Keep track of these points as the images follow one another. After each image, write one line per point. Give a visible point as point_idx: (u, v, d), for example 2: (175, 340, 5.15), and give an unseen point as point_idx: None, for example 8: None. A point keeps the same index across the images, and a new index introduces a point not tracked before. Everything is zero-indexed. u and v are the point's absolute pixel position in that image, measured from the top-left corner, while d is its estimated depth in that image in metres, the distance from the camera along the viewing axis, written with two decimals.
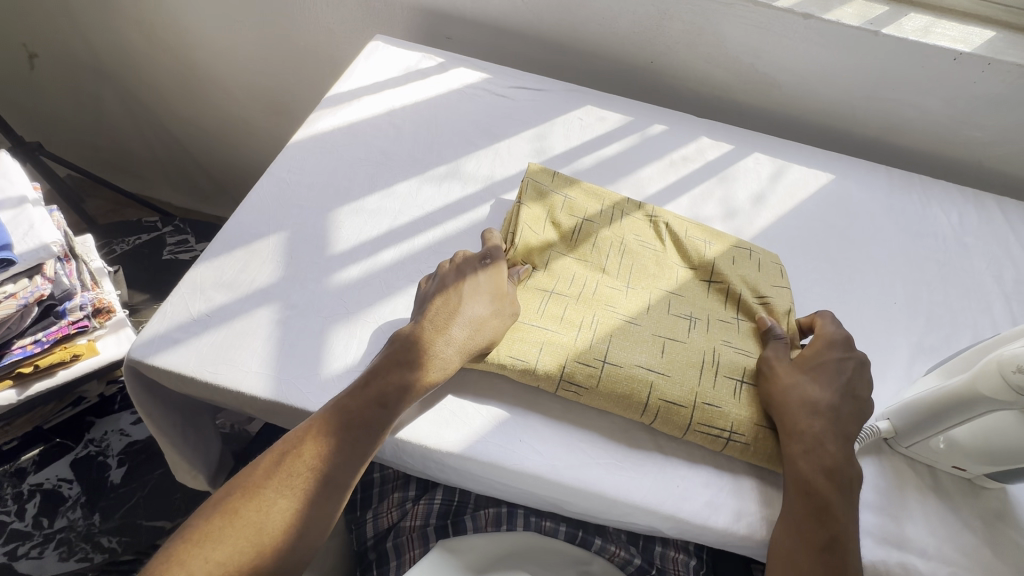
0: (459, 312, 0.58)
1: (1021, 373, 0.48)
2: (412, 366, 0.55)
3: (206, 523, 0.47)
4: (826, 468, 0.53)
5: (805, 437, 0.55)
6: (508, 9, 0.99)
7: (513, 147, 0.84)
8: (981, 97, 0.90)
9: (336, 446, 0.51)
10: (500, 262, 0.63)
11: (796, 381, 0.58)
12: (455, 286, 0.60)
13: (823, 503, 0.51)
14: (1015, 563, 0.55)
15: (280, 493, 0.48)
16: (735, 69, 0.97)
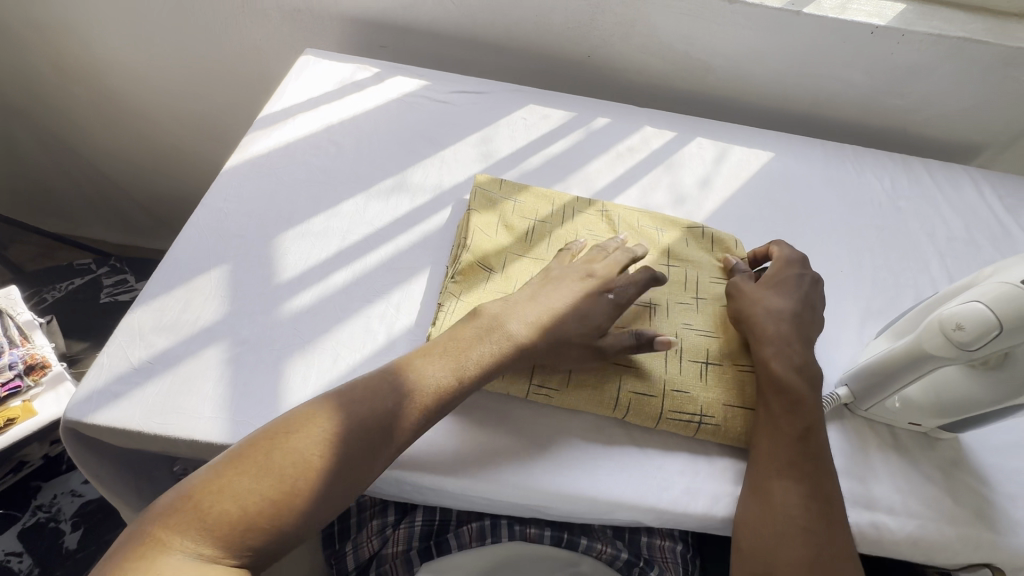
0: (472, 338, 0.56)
1: (961, 331, 0.48)
2: (507, 344, 0.56)
3: (266, 456, 0.44)
4: (794, 365, 0.58)
5: (773, 340, 0.60)
6: (439, 13, 0.98)
7: (459, 153, 0.83)
8: (899, 67, 0.95)
9: (405, 408, 0.50)
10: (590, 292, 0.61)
11: (759, 294, 0.64)
12: (515, 307, 0.59)
13: (795, 399, 0.56)
14: (974, 507, 0.58)
15: (344, 446, 0.47)
16: (671, 58, 0.98)
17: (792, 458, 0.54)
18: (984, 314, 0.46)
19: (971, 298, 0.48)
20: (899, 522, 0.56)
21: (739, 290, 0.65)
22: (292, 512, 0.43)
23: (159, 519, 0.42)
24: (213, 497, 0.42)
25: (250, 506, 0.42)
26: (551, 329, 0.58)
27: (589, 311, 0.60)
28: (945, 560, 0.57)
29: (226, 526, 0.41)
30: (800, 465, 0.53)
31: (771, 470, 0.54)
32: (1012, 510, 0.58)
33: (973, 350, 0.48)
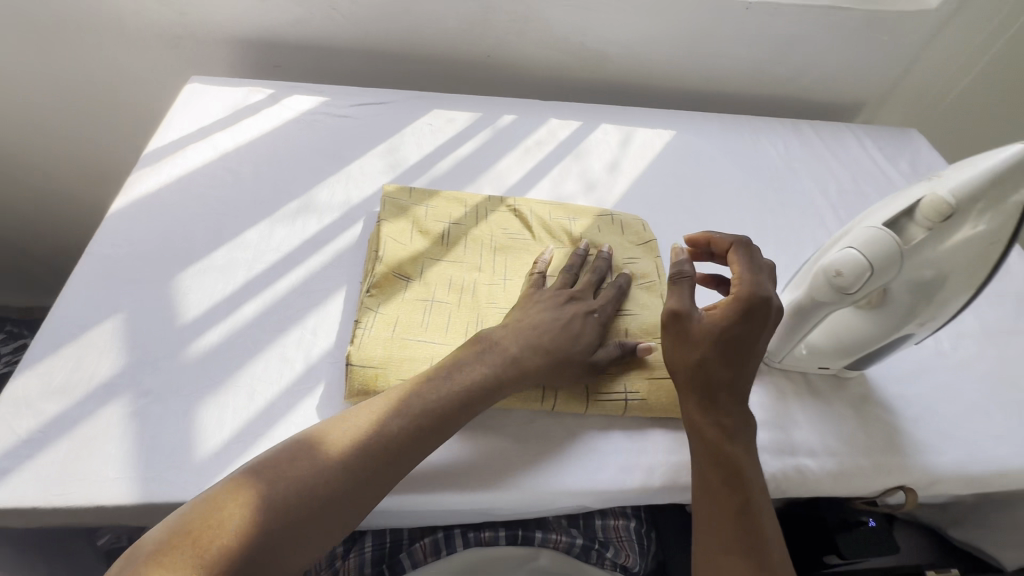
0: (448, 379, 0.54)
1: (840, 276, 0.51)
2: (510, 364, 0.56)
3: (269, 484, 0.45)
4: (727, 429, 0.53)
5: (705, 407, 0.54)
6: (330, 27, 0.96)
7: (366, 166, 0.81)
8: (777, 38, 1.01)
9: (411, 429, 0.50)
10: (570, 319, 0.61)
11: (700, 348, 0.54)
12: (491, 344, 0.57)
13: (731, 468, 0.52)
14: (884, 436, 0.63)
15: (351, 472, 0.47)
16: (568, 49, 1.00)
17: (737, 530, 0.50)
18: (855, 257, 0.49)
19: (844, 243, 0.51)
20: (820, 463, 0.60)
21: (683, 337, 0.54)
22: (286, 543, 0.43)
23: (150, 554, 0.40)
24: (211, 529, 0.41)
25: (247, 538, 0.42)
26: (548, 352, 0.58)
27: (579, 330, 0.60)
28: (864, 489, 0.61)
29: (220, 559, 0.40)
30: (746, 539, 0.49)
31: (716, 544, 0.49)
32: (915, 432, 0.64)
33: (853, 291, 0.51)
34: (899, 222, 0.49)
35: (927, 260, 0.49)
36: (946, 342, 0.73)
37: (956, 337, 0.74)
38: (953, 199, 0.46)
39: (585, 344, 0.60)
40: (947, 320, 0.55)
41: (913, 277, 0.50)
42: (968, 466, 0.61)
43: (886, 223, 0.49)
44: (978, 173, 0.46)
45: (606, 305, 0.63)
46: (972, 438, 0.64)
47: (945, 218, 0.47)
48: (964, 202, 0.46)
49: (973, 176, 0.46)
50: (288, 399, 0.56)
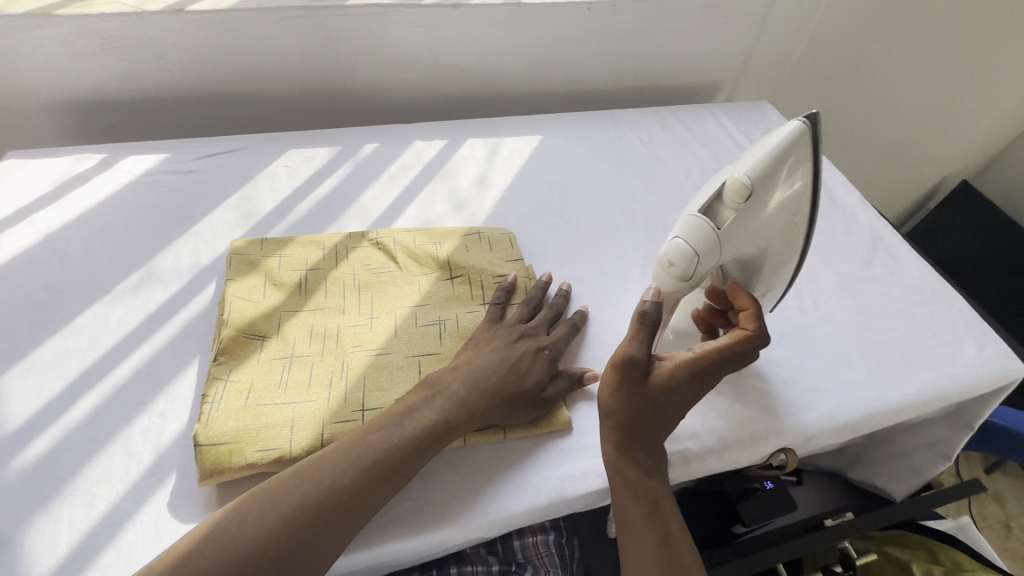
0: (401, 427, 0.52)
1: (674, 266, 0.51)
2: (458, 407, 0.54)
3: (211, 551, 0.44)
4: (646, 461, 0.53)
5: (625, 449, 0.53)
6: (163, 79, 0.90)
7: (216, 222, 0.77)
8: (625, 33, 1.04)
9: (362, 482, 0.49)
10: (522, 356, 0.59)
11: (627, 404, 0.53)
12: (447, 386, 0.55)
13: (649, 499, 0.52)
14: (759, 403, 0.65)
15: (298, 532, 0.45)
16: (424, 69, 0.99)
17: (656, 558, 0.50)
18: (683, 250, 0.50)
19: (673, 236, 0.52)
20: (703, 443, 0.61)
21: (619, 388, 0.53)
22: None
23: None
24: None
25: None
26: (496, 394, 0.56)
27: (528, 367, 0.59)
28: (748, 458, 0.64)
29: None
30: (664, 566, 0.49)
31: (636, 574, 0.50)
32: (786, 394, 0.67)
33: (689, 278, 0.52)
34: (713, 207, 0.50)
35: (745, 238, 0.51)
36: (808, 300, 0.77)
37: (817, 293, 0.78)
38: (750, 182, 0.47)
39: (538, 382, 0.58)
40: (782, 283, 0.58)
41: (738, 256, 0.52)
42: (836, 416, 0.65)
43: (702, 211, 0.50)
44: (766, 152, 0.47)
45: (558, 339, 0.63)
46: (837, 388, 0.68)
47: (748, 199, 0.48)
48: (761, 180, 0.48)
49: (762, 156, 0.47)
50: (135, 498, 0.51)
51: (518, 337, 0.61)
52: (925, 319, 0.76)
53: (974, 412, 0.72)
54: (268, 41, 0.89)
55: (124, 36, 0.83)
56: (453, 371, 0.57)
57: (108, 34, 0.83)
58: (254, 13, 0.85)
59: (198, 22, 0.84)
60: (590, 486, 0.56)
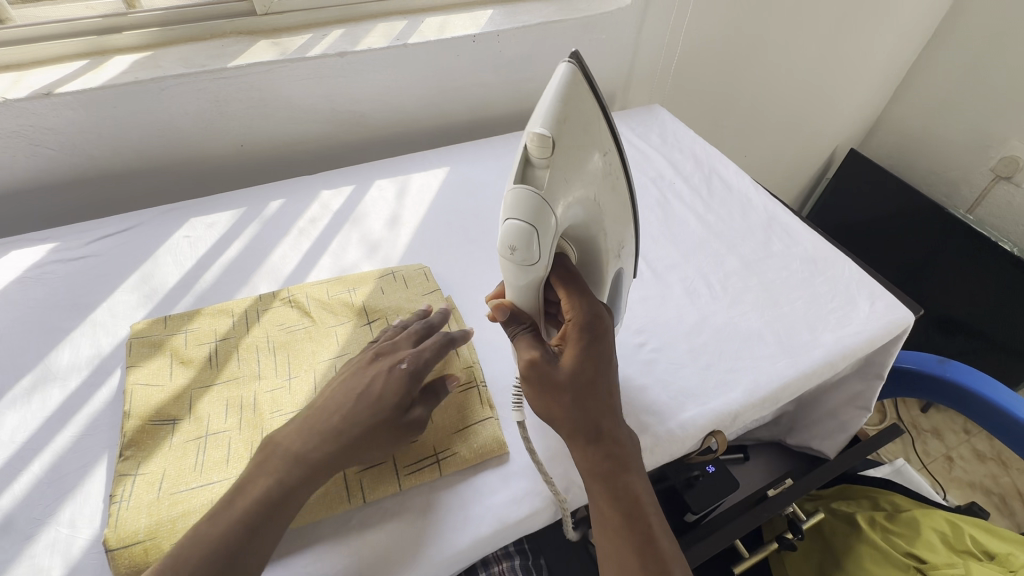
0: (235, 501, 0.49)
1: (517, 251, 0.51)
2: (292, 462, 0.51)
3: None
4: (609, 463, 0.53)
5: (590, 448, 0.53)
6: (42, 165, 0.86)
7: (116, 306, 0.73)
8: (515, 59, 1.09)
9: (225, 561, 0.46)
10: (370, 384, 0.55)
11: (560, 401, 0.52)
12: (283, 444, 0.53)
13: (624, 496, 0.52)
14: (684, 392, 0.68)
15: None
16: (322, 118, 1.00)
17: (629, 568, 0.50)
18: (521, 229, 0.49)
19: (505, 217, 0.51)
20: None
21: (546, 385, 0.52)
22: None
23: None
24: None
25: None
26: (340, 432, 0.52)
27: (376, 392, 0.54)
28: (681, 447, 0.66)
29: None
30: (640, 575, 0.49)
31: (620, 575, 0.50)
32: (707, 378, 0.70)
33: (536, 258, 0.51)
34: (527, 174, 0.49)
35: (570, 196, 0.51)
36: (716, 285, 0.82)
37: (724, 277, 0.83)
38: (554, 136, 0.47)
39: (394, 409, 0.54)
40: (626, 237, 0.62)
41: (570, 212, 0.52)
42: (756, 392, 0.69)
43: (519, 181, 0.49)
44: (556, 105, 0.47)
45: (421, 355, 0.57)
46: (753, 364, 0.72)
47: (555, 150, 0.48)
48: (560, 127, 0.47)
49: (552, 108, 0.47)
50: None
51: (370, 363, 0.57)
52: (822, 286, 0.82)
53: (879, 364, 0.78)
54: (150, 112, 0.87)
55: None
56: (294, 425, 0.54)
57: None
58: (130, 87, 0.83)
59: (70, 103, 0.81)
60: (532, 506, 0.57)
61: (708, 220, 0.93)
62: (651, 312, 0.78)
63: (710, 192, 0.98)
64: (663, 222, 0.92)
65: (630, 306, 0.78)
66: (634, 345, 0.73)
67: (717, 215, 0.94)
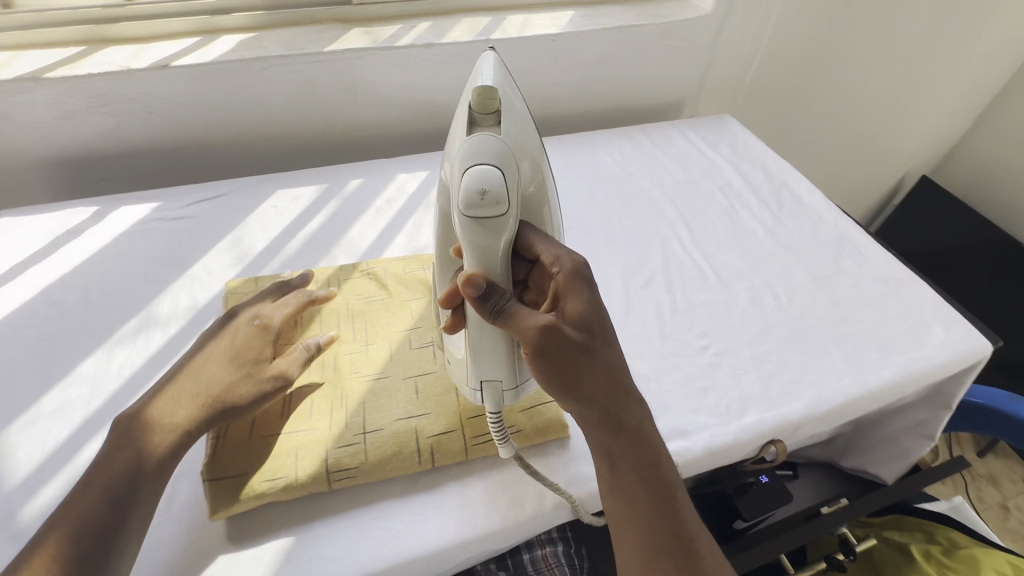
0: (134, 438, 0.52)
1: (486, 195, 0.46)
2: (177, 401, 0.55)
3: None
4: (628, 427, 0.52)
5: (607, 410, 0.52)
6: (151, 131, 0.93)
7: (211, 264, 0.79)
8: (590, 61, 1.11)
9: (119, 496, 0.49)
10: (243, 329, 0.62)
11: (574, 360, 0.50)
12: (167, 386, 0.57)
13: (646, 460, 0.52)
14: (746, 398, 0.68)
15: (88, 547, 0.45)
16: (402, 105, 1.04)
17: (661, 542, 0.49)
18: (487, 169, 0.46)
19: (465, 169, 0.47)
20: (695, 440, 0.64)
21: (558, 345, 0.50)
22: None
23: None
24: None
25: None
26: (219, 369, 0.58)
27: (249, 337, 0.61)
28: (740, 452, 0.66)
29: None
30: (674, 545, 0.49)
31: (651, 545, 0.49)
32: (770, 387, 0.70)
33: (505, 203, 0.47)
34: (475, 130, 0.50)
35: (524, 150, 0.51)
36: (783, 297, 0.81)
37: (791, 290, 0.82)
38: (500, 92, 0.50)
39: (246, 348, 0.60)
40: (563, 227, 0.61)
41: (526, 166, 0.51)
42: (821, 405, 0.68)
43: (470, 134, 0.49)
44: (495, 73, 0.51)
45: (273, 311, 0.65)
46: (819, 378, 0.71)
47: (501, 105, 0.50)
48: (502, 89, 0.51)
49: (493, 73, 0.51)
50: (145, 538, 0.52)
51: (238, 318, 0.64)
52: (894, 307, 0.80)
53: (948, 393, 0.76)
54: (250, 89, 0.93)
55: (111, 93, 0.87)
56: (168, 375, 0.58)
57: (95, 92, 0.86)
58: (236, 64, 0.89)
59: (183, 75, 0.88)
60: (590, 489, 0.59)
61: (776, 233, 0.92)
62: (715, 317, 0.78)
63: (779, 205, 0.97)
64: (730, 231, 0.92)
65: (694, 310, 0.78)
66: (696, 348, 0.74)
67: (786, 228, 0.93)
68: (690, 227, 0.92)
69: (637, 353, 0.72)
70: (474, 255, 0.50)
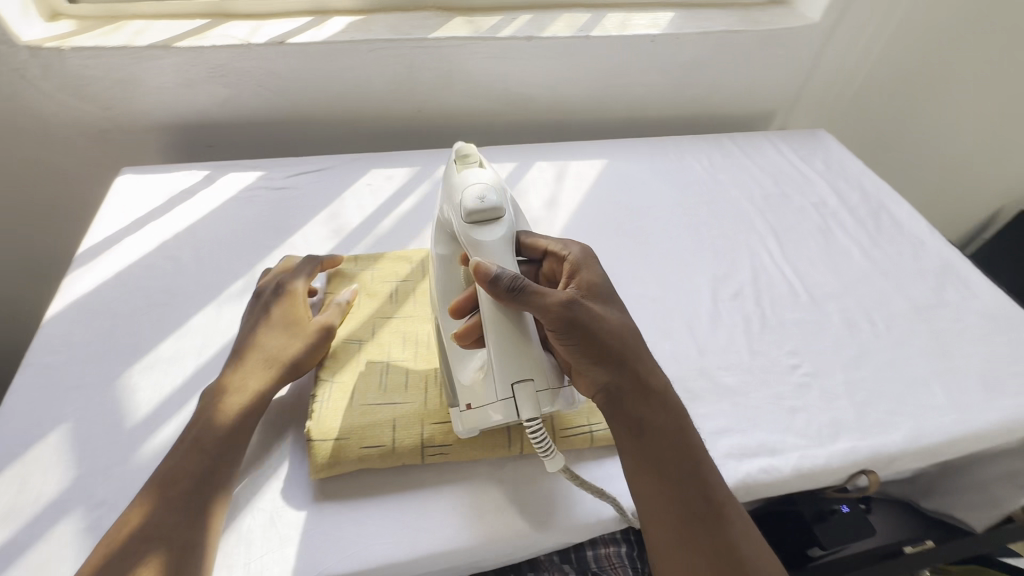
0: (213, 397, 0.57)
1: (483, 200, 0.57)
2: (236, 363, 0.60)
3: (141, 531, 0.47)
4: (650, 390, 0.55)
5: (631, 372, 0.55)
6: (260, 104, 0.98)
7: (310, 235, 0.83)
8: (685, 64, 1.09)
9: (207, 445, 0.53)
10: (274, 296, 0.66)
11: (598, 321, 0.54)
12: (229, 353, 0.61)
13: (669, 419, 0.54)
14: (839, 423, 0.66)
15: (191, 488, 0.50)
16: (494, 95, 1.05)
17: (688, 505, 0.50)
18: (478, 185, 0.58)
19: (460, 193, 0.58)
20: (784, 459, 0.62)
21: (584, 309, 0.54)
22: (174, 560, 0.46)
23: None
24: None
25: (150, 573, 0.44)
26: (263, 332, 0.62)
27: (279, 300, 0.65)
28: (829, 478, 0.63)
29: None
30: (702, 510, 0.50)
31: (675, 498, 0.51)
32: (865, 416, 0.67)
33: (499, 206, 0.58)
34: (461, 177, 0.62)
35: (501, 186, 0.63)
36: (880, 323, 0.78)
37: (888, 317, 0.79)
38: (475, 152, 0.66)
39: (284, 314, 0.64)
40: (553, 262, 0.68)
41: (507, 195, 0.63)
42: (920, 440, 0.65)
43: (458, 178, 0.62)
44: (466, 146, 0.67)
45: (294, 279, 0.68)
46: (918, 411, 0.68)
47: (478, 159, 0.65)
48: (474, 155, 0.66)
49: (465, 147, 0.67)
50: (252, 487, 0.55)
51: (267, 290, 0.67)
52: (1003, 346, 0.76)
53: None
54: (355, 70, 0.96)
55: (229, 65, 0.92)
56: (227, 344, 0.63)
57: (216, 64, 0.91)
58: (345, 45, 0.93)
59: (296, 53, 0.92)
60: None
61: (874, 256, 0.88)
62: (806, 337, 0.75)
63: (877, 227, 0.93)
64: (824, 250, 0.88)
65: (784, 327, 0.76)
66: (786, 366, 0.71)
67: (884, 252, 0.89)
68: (781, 242, 0.89)
69: (724, 365, 0.71)
70: (484, 254, 0.55)
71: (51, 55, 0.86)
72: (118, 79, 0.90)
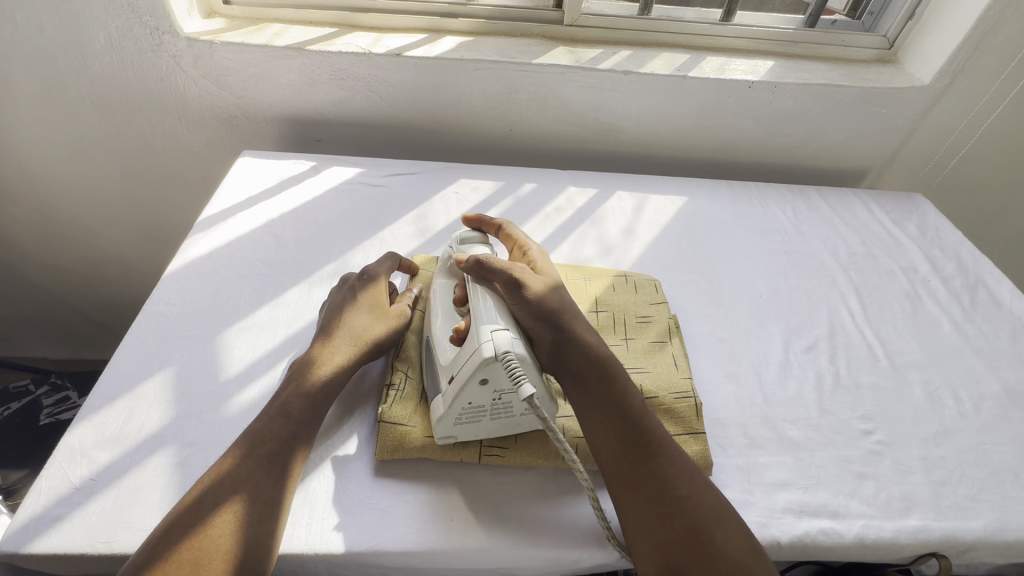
0: (307, 368, 0.60)
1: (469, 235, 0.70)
2: (325, 341, 0.63)
3: (233, 480, 0.50)
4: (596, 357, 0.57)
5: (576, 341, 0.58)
6: (369, 107, 1.06)
7: (397, 232, 0.88)
8: (780, 114, 1.08)
9: (295, 413, 0.56)
10: (359, 283, 0.69)
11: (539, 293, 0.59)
12: (320, 331, 0.65)
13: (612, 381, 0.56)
14: (910, 497, 0.62)
15: (278, 448, 0.53)
16: (584, 123, 1.09)
17: (632, 453, 0.52)
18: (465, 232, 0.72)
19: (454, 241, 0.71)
20: (846, 525, 0.59)
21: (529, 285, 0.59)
22: (259, 513, 0.49)
23: (190, 544, 0.45)
24: (204, 518, 0.47)
25: (236, 521, 0.48)
26: (348, 315, 0.65)
27: (361, 288, 0.68)
28: (894, 555, 0.60)
29: (219, 553, 0.46)
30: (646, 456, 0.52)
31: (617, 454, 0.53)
32: (941, 496, 0.63)
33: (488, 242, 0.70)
34: None
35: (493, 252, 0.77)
36: (967, 403, 0.73)
37: (977, 398, 0.74)
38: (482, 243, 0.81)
39: (370, 297, 0.68)
40: None
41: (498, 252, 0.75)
42: (1006, 533, 0.60)
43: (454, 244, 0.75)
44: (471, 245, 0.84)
45: (379, 267, 0.72)
46: (1004, 502, 0.63)
47: None
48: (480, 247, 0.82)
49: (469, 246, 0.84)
50: (324, 455, 0.59)
51: (351, 278, 0.71)
52: None
53: None
54: (458, 85, 1.03)
55: (349, 70, 1.00)
56: (318, 323, 0.67)
57: (339, 67, 1.00)
58: (455, 61, 0.99)
59: (410, 65, 1.00)
60: None
61: (966, 331, 0.83)
62: (882, 404, 0.72)
63: (972, 302, 0.88)
64: (911, 318, 0.84)
65: (859, 389, 0.73)
66: (858, 430, 0.68)
67: (978, 328, 0.83)
68: (864, 303, 0.86)
69: (790, 418, 0.69)
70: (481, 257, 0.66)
71: (204, 46, 0.97)
72: (253, 73, 1.01)
